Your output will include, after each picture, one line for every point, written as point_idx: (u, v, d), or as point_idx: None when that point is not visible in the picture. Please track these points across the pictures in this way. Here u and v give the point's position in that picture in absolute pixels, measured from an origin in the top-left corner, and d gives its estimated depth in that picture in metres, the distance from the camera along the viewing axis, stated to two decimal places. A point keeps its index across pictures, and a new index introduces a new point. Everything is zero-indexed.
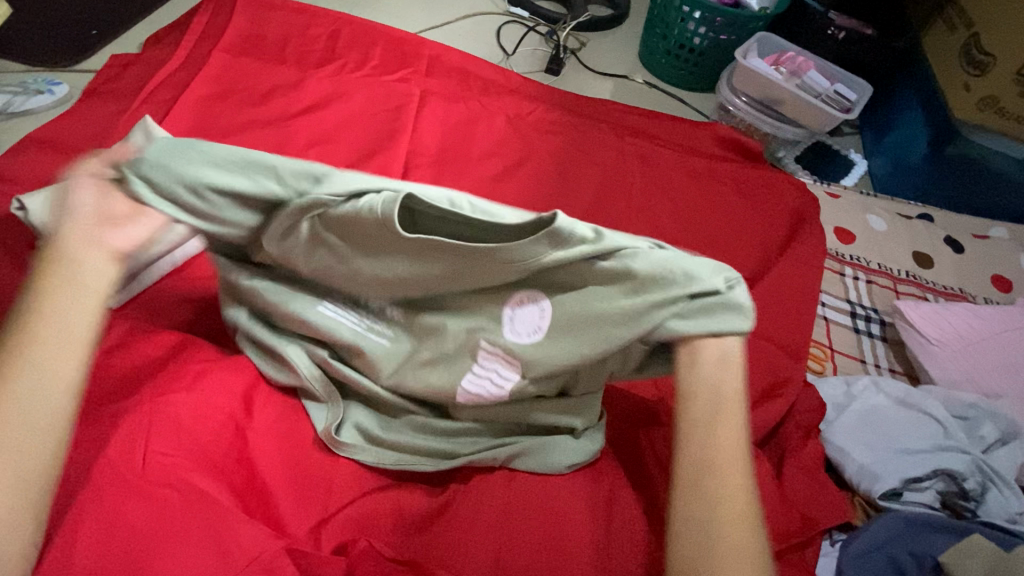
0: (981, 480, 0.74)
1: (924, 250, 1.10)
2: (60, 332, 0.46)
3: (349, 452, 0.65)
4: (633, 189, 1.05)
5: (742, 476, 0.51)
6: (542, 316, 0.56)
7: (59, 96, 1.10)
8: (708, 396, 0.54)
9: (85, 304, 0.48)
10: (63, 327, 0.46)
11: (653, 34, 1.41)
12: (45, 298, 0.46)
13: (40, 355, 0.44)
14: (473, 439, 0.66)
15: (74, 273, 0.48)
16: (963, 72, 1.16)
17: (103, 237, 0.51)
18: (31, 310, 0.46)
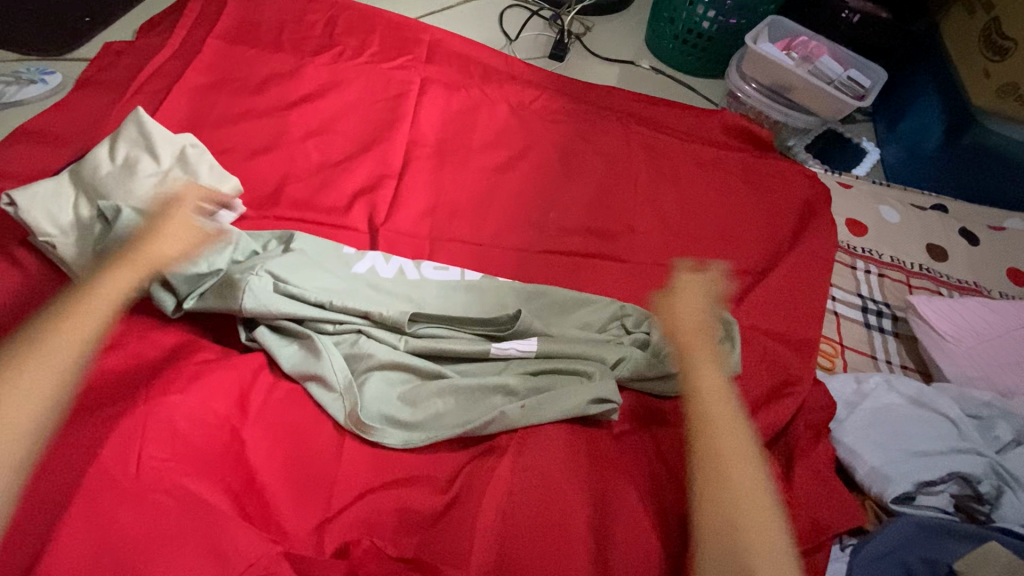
0: (996, 482, 0.72)
1: (937, 242, 1.07)
2: (102, 299, 0.58)
3: (368, 432, 0.65)
4: (638, 180, 1.02)
5: (721, 388, 0.61)
6: (526, 340, 0.73)
7: (52, 86, 1.08)
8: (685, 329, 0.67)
9: (124, 290, 0.60)
10: (105, 295, 0.58)
11: (659, 17, 1.37)
12: (105, 271, 0.60)
13: (83, 311, 0.56)
14: (488, 402, 0.68)
15: (134, 267, 0.62)
16: (982, 58, 1.13)
17: (166, 247, 0.65)
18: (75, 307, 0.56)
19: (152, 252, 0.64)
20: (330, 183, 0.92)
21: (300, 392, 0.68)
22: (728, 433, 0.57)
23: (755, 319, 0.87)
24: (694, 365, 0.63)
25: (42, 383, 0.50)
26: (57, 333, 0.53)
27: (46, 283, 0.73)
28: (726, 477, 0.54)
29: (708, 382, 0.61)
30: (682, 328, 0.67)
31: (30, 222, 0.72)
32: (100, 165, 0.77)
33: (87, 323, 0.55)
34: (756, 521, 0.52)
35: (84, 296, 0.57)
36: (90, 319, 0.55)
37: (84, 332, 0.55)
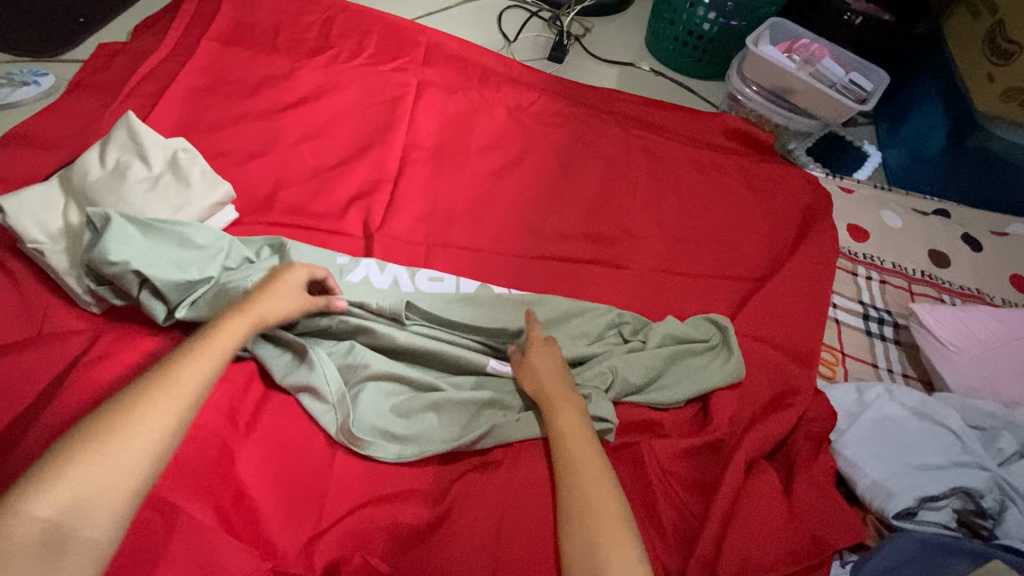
0: (999, 497, 0.71)
1: (940, 248, 1.06)
2: (217, 350, 0.57)
3: (359, 445, 0.63)
4: (638, 185, 1.01)
5: (582, 431, 0.61)
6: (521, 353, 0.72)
7: (45, 88, 1.07)
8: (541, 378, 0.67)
9: (235, 343, 0.59)
10: (220, 348, 0.57)
11: (660, 18, 1.35)
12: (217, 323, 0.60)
13: (197, 361, 0.55)
14: (481, 416, 0.67)
15: (245, 319, 0.61)
16: (986, 62, 1.10)
17: (274, 303, 0.65)
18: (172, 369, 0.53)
19: (261, 308, 0.63)
20: (325, 186, 0.91)
21: (291, 403, 0.66)
22: (590, 472, 0.57)
23: (757, 328, 0.86)
24: (555, 407, 0.63)
25: (156, 426, 0.49)
26: (174, 379, 0.52)
27: (35, 291, 0.73)
28: (587, 513, 0.54)
29: (568, 421, 0.62)
30: (541, 372, 0.67)
31: (17, 226, 0.70)
32: (91, 170, 0.76)
33: (200, 376, 0.54)
34: (620, 550, 0.51)
35: (199, 346, 0.56)
36: (205, 372, 0.54)
37: (195, 380, 0.53)
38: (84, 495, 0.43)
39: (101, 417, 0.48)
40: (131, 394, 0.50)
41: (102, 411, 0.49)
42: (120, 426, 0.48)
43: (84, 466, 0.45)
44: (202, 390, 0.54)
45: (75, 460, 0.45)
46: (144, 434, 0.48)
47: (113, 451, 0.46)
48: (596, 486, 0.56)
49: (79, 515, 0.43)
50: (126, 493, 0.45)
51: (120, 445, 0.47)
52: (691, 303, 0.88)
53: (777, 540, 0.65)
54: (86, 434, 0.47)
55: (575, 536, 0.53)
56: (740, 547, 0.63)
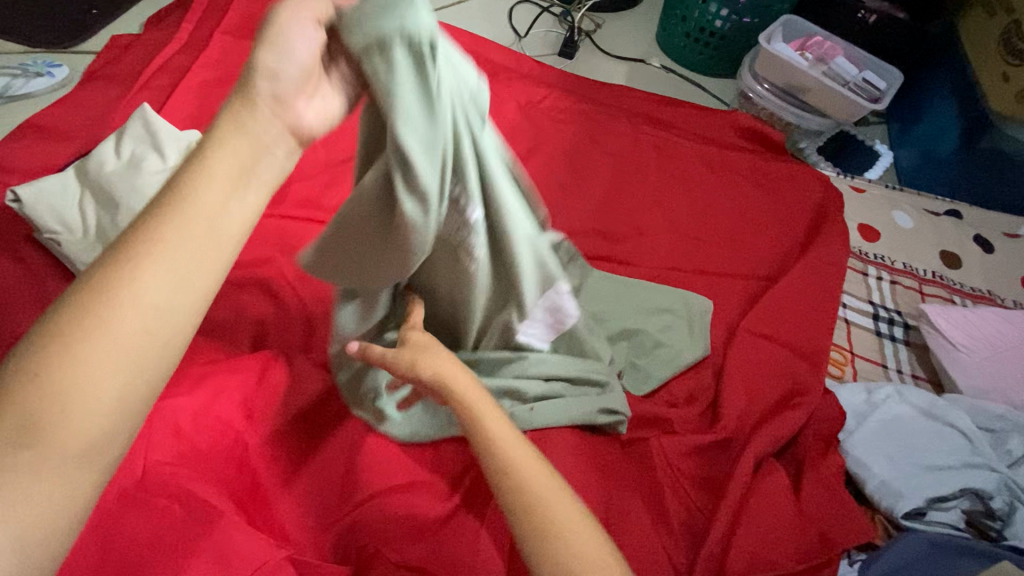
0: (1009, 499, 0.72)
1: (952, 249, 1.05)
2: (217, 215, 0.38)
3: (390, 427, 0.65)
4: (648, 182, 1.01)
5: (505, 429, 0.52)
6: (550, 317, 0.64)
7: (59, 79, 1.08)
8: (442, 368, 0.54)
9: (252, 199, 0.40)
10: (222, 210, 0.39)
11: (672, 15, 1.34)
12: (211, 157, 0.39)
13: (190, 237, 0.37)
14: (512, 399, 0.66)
15: (258, 153, 0.41)
16: (1001, 62, 1.09)
17: (269, 68, 0.41)
18: (144, 242, 0.36)
19: (269, 110, 0.41)
20: (336, 180, 0.91)
21: (307, 389, 0.67)
22: (533, 467, 0.50)
23: (767, 327, 0.85)
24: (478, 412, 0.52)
25: (126, 350, 0.34)
26: (150, 263, 0.36)
27: (52, 281, 0.74)
28: (547, 519, 0.48)
29: (494, 429, 0.52)
30: (444, 366, 0.54)
31: (35, 217, 0.72)
32: (106, 162, 0.76)
33: (195, 256, 0.37)
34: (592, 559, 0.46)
35: (184, 205, 0.38)
36: (204, 252, 0.37)
37: (189, 266, 0.37)
38: (24, 432, 0.32)
39: (63, 320, 0.34)
40: (95, 286, 0.35)
41: (60, 310, 0.34)
42: (85, 337, 0.33)
43: (39, 408, 0.32)
44: (205, 261, 0.37)
45: (38, 401, 0.32)
46: (109, 347, 0.34)
47: (73, 383, 0.33)
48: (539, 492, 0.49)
49: (18, 470, 0.31)
50: (110, 432, 0.34)
51: (73, 365, 0.33)
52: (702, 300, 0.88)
53: (786, 538, 0.66)
54: (44, 351, 0.33)
55: (550, 546, 0.46)
56: (751, 546, 0.64)
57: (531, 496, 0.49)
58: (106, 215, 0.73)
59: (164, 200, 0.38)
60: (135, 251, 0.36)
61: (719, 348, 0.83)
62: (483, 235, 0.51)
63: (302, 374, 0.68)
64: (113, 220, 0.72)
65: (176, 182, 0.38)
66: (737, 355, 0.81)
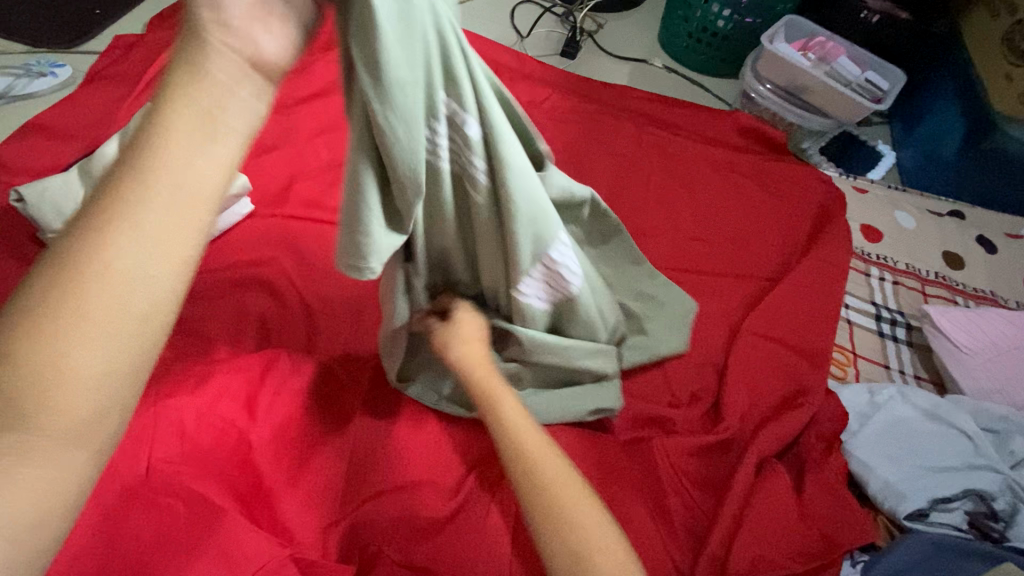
0: (1011, 500, 0.72)
1: (955, 250, 1.05)
2: (185, 170, 0.34)
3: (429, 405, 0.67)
4: (650, 182, 1.01)
5: (525, 417, 0.54)
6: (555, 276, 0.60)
7: (62, 79, 1.08)
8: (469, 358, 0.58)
9: (225, 147, 0.35)
10: (189, 162, 0.34)
11: (674, 15, 1.34)
12: (170, 107, 0.34)
13: (160, 198, 0.33)
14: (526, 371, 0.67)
15: (217, 94, 0.35)
16: (1005, 62, 1.10)
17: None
18: (119, 201, 0.32)
19: (223, 43, 0.36)
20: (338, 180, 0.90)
21: (310, 386, 0.67)
22: (547, 455, 0.51)
23: (770, 327, 0.85)
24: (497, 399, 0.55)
25: (115, 316, 0.31)
26: (119, 230, 0.32)
27: None
28: (560, 500, 0.48)
29: (513, 417, 0.54)
30: (470, 355, 0.58)
31: (39, 218, 0.73)
32: (108, 157, 0.75)
33: (166, 218, 0.33)
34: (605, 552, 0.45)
35: (151, 162, 0.33)
36: (175, 211, 0.33)
37: (170, 220, 0.33)
38: (3, 427, 0.29)
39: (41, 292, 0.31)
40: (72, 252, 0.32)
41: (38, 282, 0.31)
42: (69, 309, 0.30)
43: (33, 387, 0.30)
44: (189, 213, 0.34)
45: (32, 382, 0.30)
46: (89, 315, 0.31)
47: (64, 356, 0.30)
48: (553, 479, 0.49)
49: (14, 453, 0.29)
50: (110, 403, 0.31)
51: (57, 339, 0.30)
52: (705, 300, 0.88)
53: (788, 538, 0.66)
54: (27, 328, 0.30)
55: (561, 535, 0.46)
56: (754, 547, 0.64)
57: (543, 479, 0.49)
58: None
59: (131, 153, 0.34)
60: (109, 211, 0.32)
61: (721, 347, 0.82)
62: (481, 153, 0.49)
63: (305, 373, 0.68)
64: None
65: (137, 140, 0.34)
66: (739, 355, 0.80)
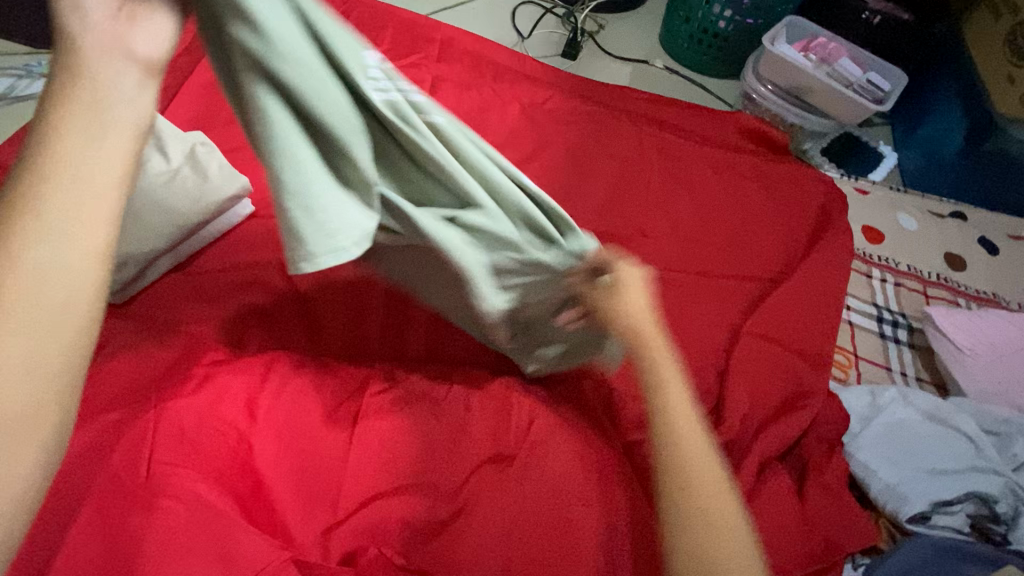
0: (1014, 502, 0.72)
1: (956, 251, 1.05)
2: (90, 164, 0.37)
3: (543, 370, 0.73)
4: (651, 183, 1.00)
5: (685, 402, 0.55)
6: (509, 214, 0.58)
7: None
8: (638, 316, 0.58)
9: (122, 145, 0.38)
10: (89, 164, 0.36)
11: (675, 16, 1.34)
12: (61, 119, 0.37)
13: (69, 189, 0.36)
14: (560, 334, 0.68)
15: (102, 95, 0.38)
16: (1006, 64, 1.10)
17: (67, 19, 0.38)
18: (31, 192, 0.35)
19: (99, 55, 0.39)
20: None
21: (310, 385, 0.67)
22: (703, 449, 0.53)
23: (771, 329, 0.85)
24: (660, 371, 0.56)
25: (53, 292, 0.34)
26: (36, 219, 0.35)
27: None
28: (704, 495, 0.50)
29: (678, 401, 0.55)
30: (637, 313, 0.58)
31: None
32: None
33: (71, 214, 0.35)
34: (732, 551, 0.49)
35: (58, 156, 0.36)
36: (81, 208, 0.36)
37: (87, 202, 0.36)
38: None
39: None
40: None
41: None
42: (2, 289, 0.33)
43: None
44: (107, 199, 0.37)
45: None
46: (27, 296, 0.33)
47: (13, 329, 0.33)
48: (706, 470, 0.52)
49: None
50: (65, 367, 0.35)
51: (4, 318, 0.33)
52: (708, 302, 0.87)
53: (793, 542, 0.65)
54: None
55: (692, 522, 0.49)
56: None
57: (693, 462, 0.52)
58: None
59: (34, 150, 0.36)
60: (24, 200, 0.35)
61: (722, 349, 0.82)
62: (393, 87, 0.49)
63: (305, 374, 0.68)
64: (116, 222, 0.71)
65: (29, 150, 0.36)
66: (740, 358, 0.80)
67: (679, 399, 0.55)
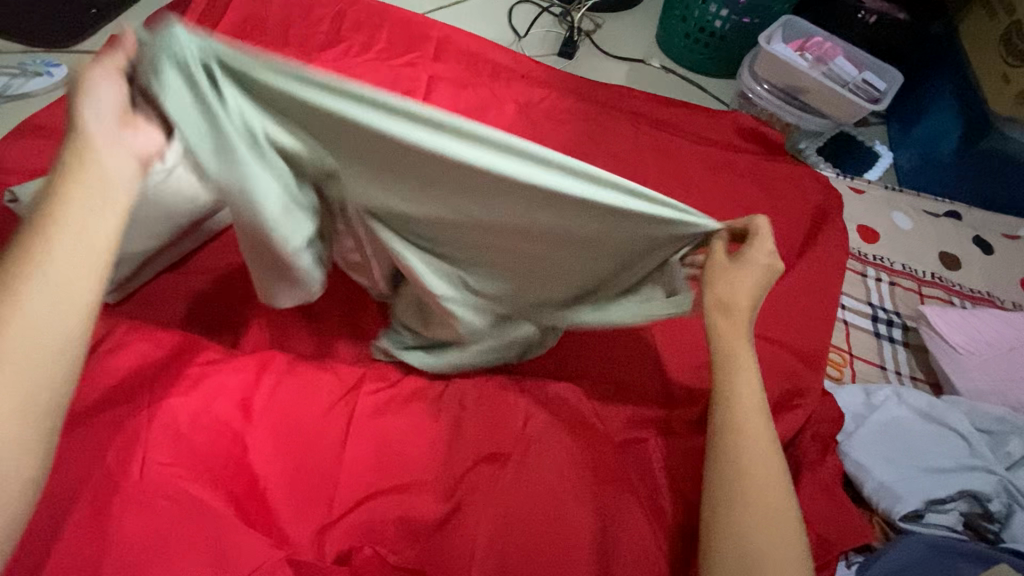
0: (1007, 501, 0.72)
1: (951, 250, 1.05)
2: (80, 230, 0.42)
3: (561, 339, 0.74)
4: (647, 182, 1.00)
5: (755, 393, 0.58)
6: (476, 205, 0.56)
7: (58, 78, 1.08)
8: (731, 296, 0.59)
9: (106, 223, 0.43)
10: (79, 237, 0.42)
11: (672, 15, 1.34)
12: (58, 196, 0.42)
13: (59, 250, 0.41)
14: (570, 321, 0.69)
15: (100, 171, 0.44)
16: (1002, 63, 1.10)
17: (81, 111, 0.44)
18: (27, 254, 0.40)
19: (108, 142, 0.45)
20: None
21: (306, 383, 0.67)
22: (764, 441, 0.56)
23: (767, 328, 0.85)
24: (738, 356, 0.59)
25: (40, 338, 0.39)
26: (29, 275, 0.40)
27: None
28: (756, 485, 0.54)
29: (746, 391, 0.58)
30: (738, 294, 0.59)
31: None
32: None
33: (65, 273, 0.41)
34: (778, 540, 0.52)
35: (52, 223, 0.41)
36: (71, 277, 0.41)
37: (80, 263, 0.41)
38: None
39: None
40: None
41: None
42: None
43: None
44: (94, 264, 0.42)
45: None
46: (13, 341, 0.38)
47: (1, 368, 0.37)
48: (762, 460, 0.55)
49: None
50: (42, 404, 0.39)
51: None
52: None
53: None
54: None
55: (740, 508, 0.53)
56: None
57: (750, 450, 0.55)
58: None
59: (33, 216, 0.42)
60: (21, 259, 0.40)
61: None
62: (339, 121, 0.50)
63: (299, 373, 0.68)
64: None
65: (31, 221, 0.42)
66: None
67: (750, 389, 0.58)
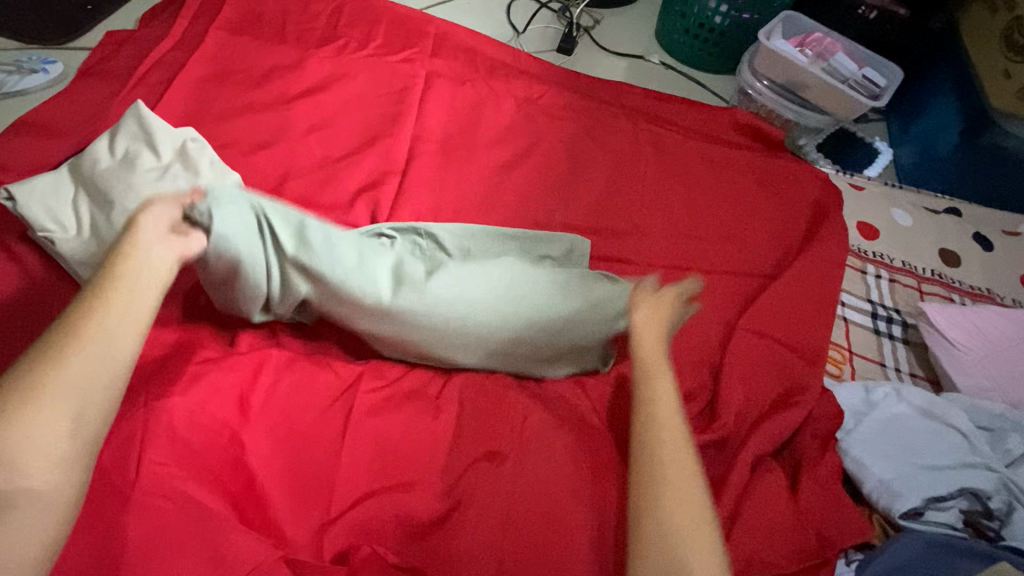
0: (1007, 498, 0.72)
1: (951, 246, 1.05)
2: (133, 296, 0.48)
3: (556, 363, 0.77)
4: (645, 179, 1.00)
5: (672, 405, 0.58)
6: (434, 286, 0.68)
7: (54, 75, 1.07)
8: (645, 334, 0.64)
9: (150, 293, 0.50)
10: (129, 304, 0.47)
11: (671, 11, 1.34)
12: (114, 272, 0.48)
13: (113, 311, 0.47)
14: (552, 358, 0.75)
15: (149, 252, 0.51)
16: (1003, 58, 1.09)
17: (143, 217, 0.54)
18: (84, 313, 0.45)
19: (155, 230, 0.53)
20: (331, 178, 0.90)
21: (303, 381, 0.66)
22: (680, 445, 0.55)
23: (766, 325, 0.84)
24: (651, 376, 0.60)
25: (91, 382, 0.43)
26: (86, 330, 0.44)
27: (46, 277, 0.74)
28: (669, 487, 0.52)
29: (663, 399, 0.59)
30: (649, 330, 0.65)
31: (27, 215, 0.71)
32: (99, 160, 0.75)
33: (116, 331, 0.46)
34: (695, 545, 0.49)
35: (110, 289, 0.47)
36: (124, 333, 0.46)
37: (132, 322, 0.47)
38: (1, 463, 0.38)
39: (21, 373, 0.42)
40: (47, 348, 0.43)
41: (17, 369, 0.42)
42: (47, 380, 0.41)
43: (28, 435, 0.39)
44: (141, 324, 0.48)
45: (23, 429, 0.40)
46: (67, 386, 0.42)
47: (53, 406, 0.41)
48: (679, 462, 0.54)
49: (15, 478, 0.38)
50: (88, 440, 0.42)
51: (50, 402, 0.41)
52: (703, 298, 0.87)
53: (783, 540, 0.65)
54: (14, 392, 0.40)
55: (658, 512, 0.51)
56: (745, 546, 0.64)
57: (666, 449, 0.55)
58: (100, 214, 0.71)
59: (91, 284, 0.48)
60: (78, 317, 0.45)
61: (717, 346, 0.82)
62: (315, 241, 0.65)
63: (297, 372, 0.67)
64: (108, 219, 0.70)
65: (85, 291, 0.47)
66: (735, 353, 0.80)
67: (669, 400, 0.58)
